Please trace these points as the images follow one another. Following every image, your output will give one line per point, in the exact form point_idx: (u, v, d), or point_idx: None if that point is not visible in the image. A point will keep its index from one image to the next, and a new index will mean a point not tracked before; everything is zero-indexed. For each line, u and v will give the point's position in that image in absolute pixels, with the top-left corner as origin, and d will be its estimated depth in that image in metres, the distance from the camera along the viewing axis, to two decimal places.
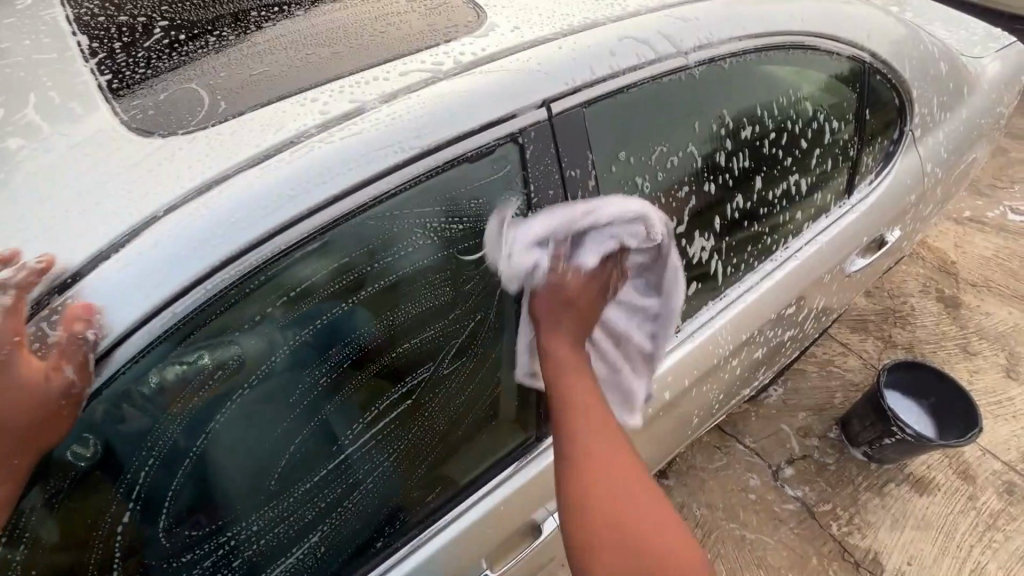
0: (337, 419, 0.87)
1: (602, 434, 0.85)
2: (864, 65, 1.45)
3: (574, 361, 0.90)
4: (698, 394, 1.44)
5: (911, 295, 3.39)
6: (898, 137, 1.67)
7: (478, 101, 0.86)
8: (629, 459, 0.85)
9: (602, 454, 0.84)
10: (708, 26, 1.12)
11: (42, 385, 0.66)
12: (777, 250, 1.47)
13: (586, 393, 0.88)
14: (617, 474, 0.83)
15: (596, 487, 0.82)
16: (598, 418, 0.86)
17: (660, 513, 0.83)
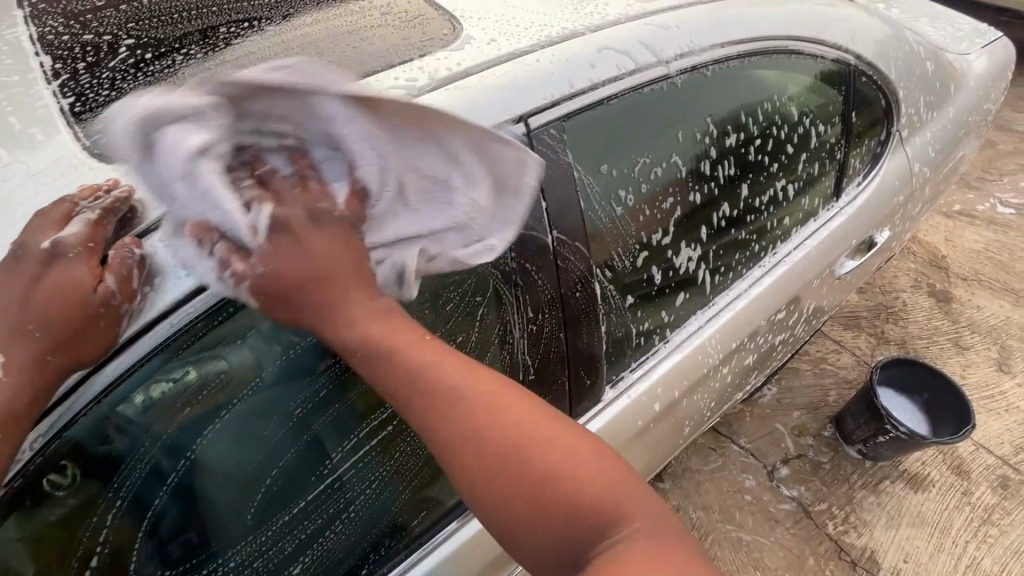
0: (318, 447, 0.85)
1: (459, 422, 0.70)
2: (850, 68, 1.44)
3: (396, 346, 0.72)
4: (689, 403, 1.43)
5: (902, 290, 3.39)
6: (885, 138, 1.66)
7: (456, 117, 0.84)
8: (508, 433, 0.70)
9: (469, 447, 0.70)
10: (689, 34, 1.10)
11: (88, 283, 0.63)
12: (765, 256, 1.45)
13: (430, 379, 0.72)
14: (497, 456, 0.69)
15: (482, 481, 0.70)
16: (458, 404, 0.71)
17: (570, 466, 0.70)
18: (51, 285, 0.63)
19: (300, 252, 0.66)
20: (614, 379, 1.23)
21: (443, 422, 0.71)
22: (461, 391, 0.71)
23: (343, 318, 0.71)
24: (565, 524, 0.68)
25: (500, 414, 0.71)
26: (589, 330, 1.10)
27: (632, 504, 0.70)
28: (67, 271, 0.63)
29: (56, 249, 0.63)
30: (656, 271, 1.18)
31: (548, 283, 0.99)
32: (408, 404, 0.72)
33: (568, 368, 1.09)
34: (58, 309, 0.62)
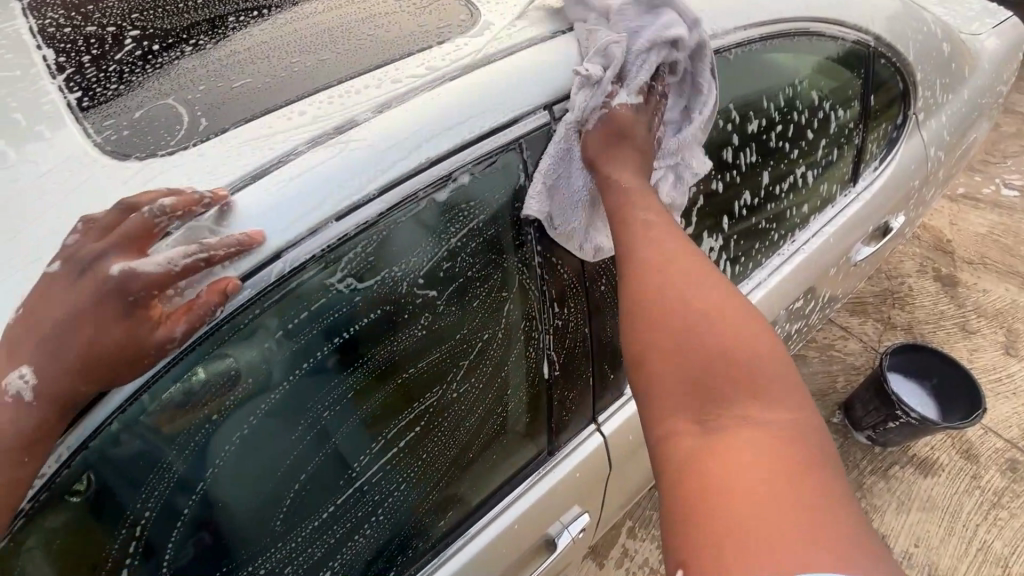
0: (346, 448, 0.81)
1: (662, 269, 0.79)
2: (868, 50, 1.41)
3: (634, 208, 0.85)
4: None
5: (909, 275, 3.38)
6: (902, 121, 1.63)
7: (479, 105, 0.81)
8: (706, 292, 0.75)
9: (655, 285, 0.77)
10: (711, 17, 1.07)
11: (147, 336, 0.62)
12: (783, 244, 1.43)
13: (651, 233, 0.83)
14: (678, 298, 0.75)
15: (645, 317, 0.76)
16: (664, 255, 0.80)
17: (757, 345, 0.71)
18: (93, 323, 0.61)
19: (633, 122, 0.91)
20: None
21: (643, 264, 0.80)
22: (674, 253, 0.80)
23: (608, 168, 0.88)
24: (711, 378, 0.69)
25: (720, 284, 0.77)
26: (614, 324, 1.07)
27: (789, 408, 0.67)
28: (118, 315, 0.61)
29: (110, 284, 0.61)
30: None
31: (574, 276, 0.96)
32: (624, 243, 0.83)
33: (594, 363, 1.06)
34: (107, 349, 0.61)
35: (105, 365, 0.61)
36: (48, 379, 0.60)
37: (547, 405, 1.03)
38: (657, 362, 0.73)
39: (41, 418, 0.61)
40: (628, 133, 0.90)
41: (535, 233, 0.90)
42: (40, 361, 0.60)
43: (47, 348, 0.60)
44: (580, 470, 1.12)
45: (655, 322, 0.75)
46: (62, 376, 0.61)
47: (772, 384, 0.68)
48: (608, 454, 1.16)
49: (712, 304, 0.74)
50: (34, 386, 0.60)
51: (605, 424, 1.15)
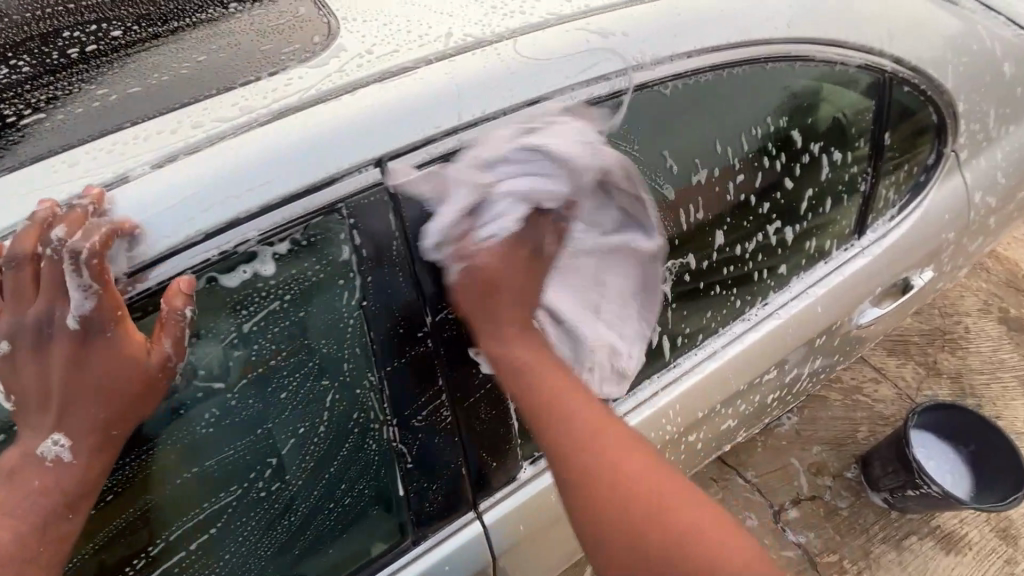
0: (106, 557, 0.70)
1: (600, 465, 0.73)
2: (882, 76, 1.11)
3: (549, 393, 0.77)
4: None
5: (969, 313, 2.85)
6: (934, 161, 1.31)
7: (278, 165, 0.67)
8: (663, 487, 0.71)
9: (618, 497, 0.70)
10: (638, 40, 0.83)
11: (142, 357, 0.62)
12: (750, 309, 1.19)
13: (584, 423, 0.76)
14: (644, 508, 0.69)
15: (606, 530, 0.70)
16: (608, 454, 0.73)
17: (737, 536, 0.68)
18: (93, 361, 0.60)
19: (522, 265, 0.77)
20: (533, 455, 1.02)
21: (594, 470, 0.72)
22: (618, 445, 0.74)
23: (509, 357, 0.78)
24: None
25: (666, 468, 0.73)
26: (491, 408, 0.89)
27: None
28: (112, 344, 0.60)
29: (90, 325, 0.59)
30: None
31: (425, 371, 0.80)
32: (557, 447, 0.74)
33: (462, 456, 0.90)
34: (115, 384, 0.61)
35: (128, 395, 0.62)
36: (83, 431, 0.61)
37: (398, 496, 0.88)
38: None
39: (91, 470, 0.63)
40: (512, 285, 0.77)
41: (366, 316, 0.74)
42: (72, 425, 0.61)
43: (68, 413, 0.61)
44: (450, 564, 0.94)
45: (618, 537, 0.69)
46: (93, 428, 0.62)
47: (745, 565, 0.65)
48: (489, 546, 0.99)
49: (674, 499, 0.70)
50: (71, 440, 0.61)
51: (486, 514, 0.98)
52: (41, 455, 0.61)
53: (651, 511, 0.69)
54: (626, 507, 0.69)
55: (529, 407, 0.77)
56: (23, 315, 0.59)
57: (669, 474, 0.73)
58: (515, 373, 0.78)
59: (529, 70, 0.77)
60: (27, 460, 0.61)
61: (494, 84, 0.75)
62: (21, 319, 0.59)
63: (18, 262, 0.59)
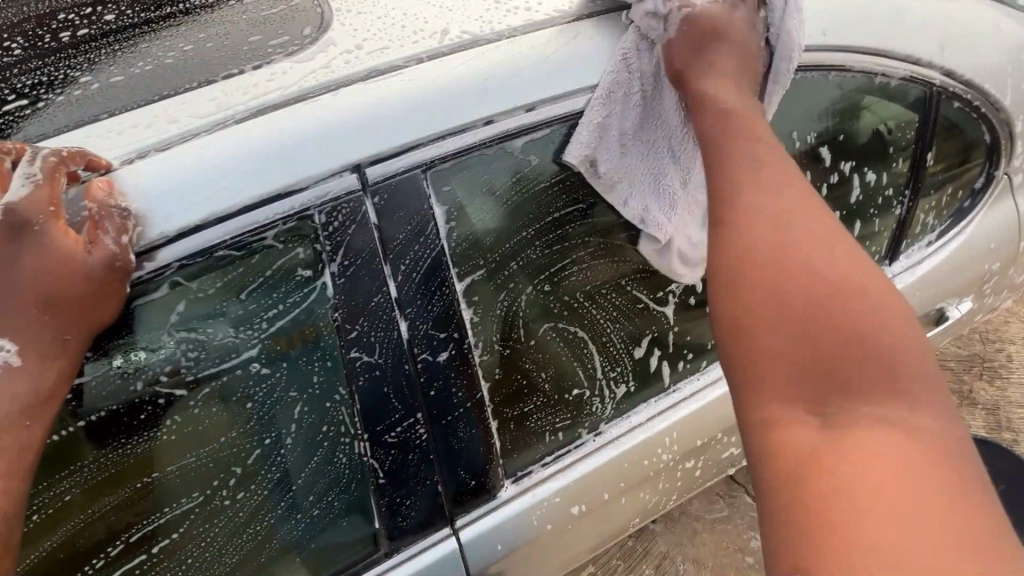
0: (64, 556, 0.69)
1: (783, 206, 0.62)
2: (930, 89, 1.00)
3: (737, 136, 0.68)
4: (636, 500, 1.15)
5: (1012, 341, 2.65)
6: (983, 185, 1.20)
7: (244, 170, 0.63)
8: (895, 335, 0.53)
9: (804, 256, 0.57)
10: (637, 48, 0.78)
11: (81, 255, 0.57)
12: None
13: (814, 223, 0.60)
14: (847, 327, 0.53)
15: (777, 253, 0.58)
16: (826, 256, 0.57)
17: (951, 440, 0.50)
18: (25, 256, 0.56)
19: (733, 57, 0.76)
20: (517, 473, 0.98)
21: (779, 222, 0.60)
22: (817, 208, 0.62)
23: (720, 102, 0.71)
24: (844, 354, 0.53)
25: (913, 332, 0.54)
26: (471, 426, 0.86)
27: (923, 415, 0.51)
28: (43, 236, 0.56)
29: (18, 218, 0.55)
30: (587, 364, 0.92)
31: (398, 387, 0.77)
32: (732, 186, 0.65)
33: (437, 473, 0.87)
34: (60, 284, 0.57)
35: (69, 292, 0.57)
36: (32, 335, 0.57)
37: (368, 511, 0.85)
38: (778, 381, 0.54)
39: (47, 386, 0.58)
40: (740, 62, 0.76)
41: (338, 328, 0.72)
42: (20, 340, 0.56)
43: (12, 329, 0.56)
44: None
45: (785, 263, 0.57)
46: (44, 341, 0.57)
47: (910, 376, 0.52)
48: (465, 565, 0.95)
49: (896, 352, 0.52)
50: (19, 344, 0.56)
51: (463, 531, 0.94)
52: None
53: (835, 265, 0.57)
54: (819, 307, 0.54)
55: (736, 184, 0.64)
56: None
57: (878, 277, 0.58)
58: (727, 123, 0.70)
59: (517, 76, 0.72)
60: None
61: (476, 91, 0.70)
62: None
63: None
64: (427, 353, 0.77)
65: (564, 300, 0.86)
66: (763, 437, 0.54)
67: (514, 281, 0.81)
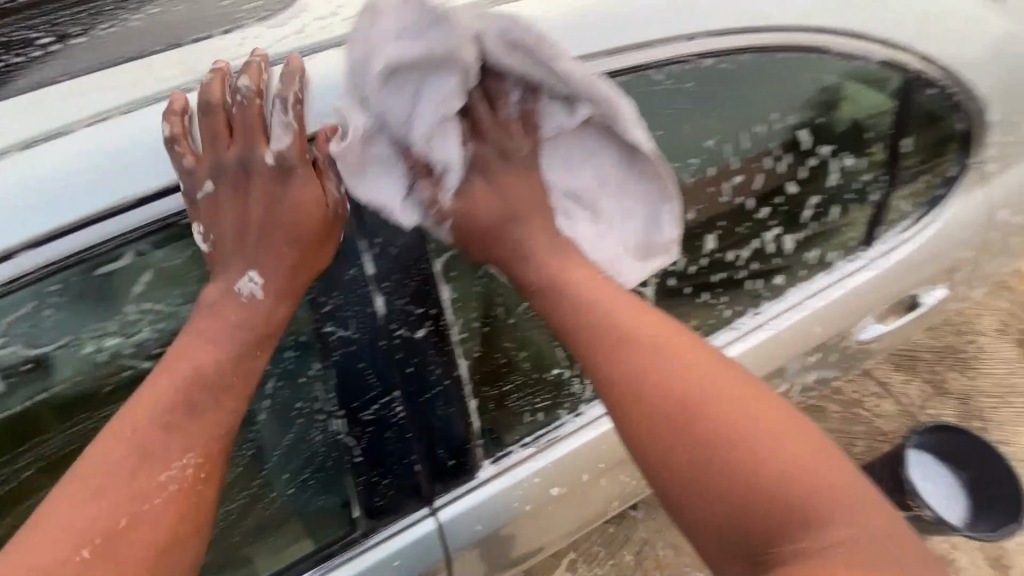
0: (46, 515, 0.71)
1: (648, 364, 0.68)
2: (906, 74, 1.01)
3: (592, 285, 0.75)
4: (614, 482, 1.16)
5: (981, 333, 2.71)
6: (957, 174, 1.22)
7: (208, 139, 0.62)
8: (793, 454, 0.61)
9: (685, 416, 0.64)
10: (616, 12, 0.74)
11: (319, 202, 0.65)
12: (742, 317, 1.12)
13: (683, 364, 0.67)
14: (757, 472, 0.60)
15: (660, 421, 0.65)
16: (702, 398, 0.64)
17: (865, 519, 0.58)
18: (287, 198, 0.65)
19: (491, 183, 0.74)
20: (496, 454, 0.98)
21: (652, 388, 0.66)
22: (667, 346, 0.69)
23: (565, 259, 0.77)
24: (752, 487, 0.59)
25: (794, 428, 0.63)
26: (449, 404, 0.85)
27: (831, 492, 0.59)
28: (303, 183, 0.65)
29: (286, 164, 0.64)
30: (568, 344, 0.91)
31: (374, 363, 0.76)
32: (605, 356, 0.70)
33: (414, 451, 0.86)
34: (294, 225, 0.65)
35: (297, 234, 0.65)
36: (275, 274, 0.67)
37: (345, 486, 0.85)
38: (720, 541, 0.61)
39: (270, 315, 0.68)
40: (507, 183, 0.75)
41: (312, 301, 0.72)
42: (271, 268, 0.67)
43: (260, 259, 0.67)
44: (402, 560, 0.90)
45: (671, 428, 0.64)
46: (280, 273, 0.67)
47: (806, 469, 0.60)
48: (444, 545, 0.94)
49: (786, 465, 0.60)
50: (267, 279, 0.67)
51: (442, 511, 0.93)
52: (238, 293, 0.67)
53: (699, 413, 0.64)
54: (733, 465, 0.61)
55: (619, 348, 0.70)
56: (222, 156, 0.64)
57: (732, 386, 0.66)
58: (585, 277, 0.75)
59: (404, 114, 0.69)
60: (223, 298, 0.67)
61: (375, 138, 0.68)
62: (221, 161, 0.64)
63: (211, 108, 0.62)
64: (404, 329, 0.75)
65: None
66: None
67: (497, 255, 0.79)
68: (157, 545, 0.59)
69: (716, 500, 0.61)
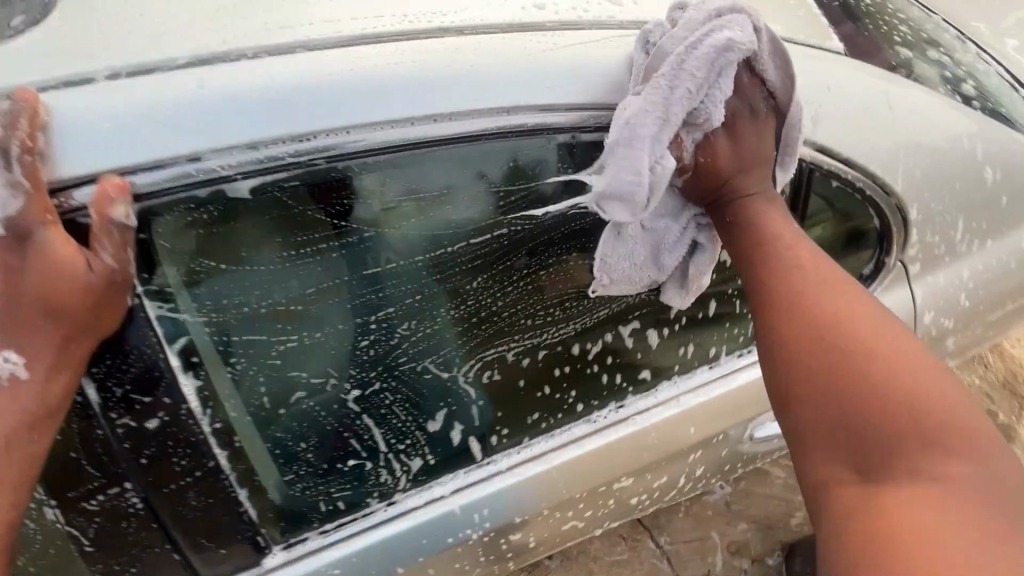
0: None
1: (810, 290, 0.69)
2: (799, 165, 0.88)
3: (773, 225, 0.74)
4: (445, 572, 1.04)
5: None
6: (869, 272, 1.09)
7: None
8: (952, 407, 0.61)
9: (842, 339, 0.65)
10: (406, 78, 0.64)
11: (77, 270, 0.56)
12: (602, 410, 1.00)
13: (836, 299, 0.68)
14: (909, 409, 0.60)
15: (812, 339, 0.66)
16: (850, 328, 0.65)
17: (994, 476, 0.59)
18: (32, 270, 0.56)
19: (736, 154, 0.73)
20: (289, 540, 0.87)
21: (816, 311, 0.67)
22: (835, 283, 0.70)
23: (751, 195, 0.75)
24: (898, 419, 0.60)
25: (951, 385, 0.63)
26: (205, 496, 0.74)
27: (978, 454, 0.59)
28: (58, 249, 0.56)
29: (21, 232, 0.55)
30: (367, 435, 0.82)
31: (91, 451, 0.66)
32: (768, 274, 0.72)
33: (168, 540, 0.76)
34: (59, 297, 0.57)
35: (69, 306, 0.57)
36: (37, 350, 0.58)
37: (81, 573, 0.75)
38: (826, 448, 0.63)
39: (39, 395, 0.58)
40: (749, 158, 0.74)
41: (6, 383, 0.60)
42: (26, 345, 0.58)
43: (24, 332, 0.58)
44: None
45: (823, 347, 0.65)
46: (49, 349, 0.58)
47: (962, 425, 0.60)
48: None
49: (944, 412, 0.60)
50: (26, 357, 0.58)
51: None
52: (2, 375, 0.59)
53: (867, 346, 0.64)
54: (888, 397, 0.61)
55: (776, 271, 0.71)
56: None
57: (903, 337, 0.66)
58: (761, 218, 0.75)
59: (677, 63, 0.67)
60: None
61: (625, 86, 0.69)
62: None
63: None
64: (129, 419, 0.65)
65: (330, 369, 0.74)
66: (823, 499, 0.63)
67: (258, 341, 0.69)
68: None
69: (851, 421, 0.62)
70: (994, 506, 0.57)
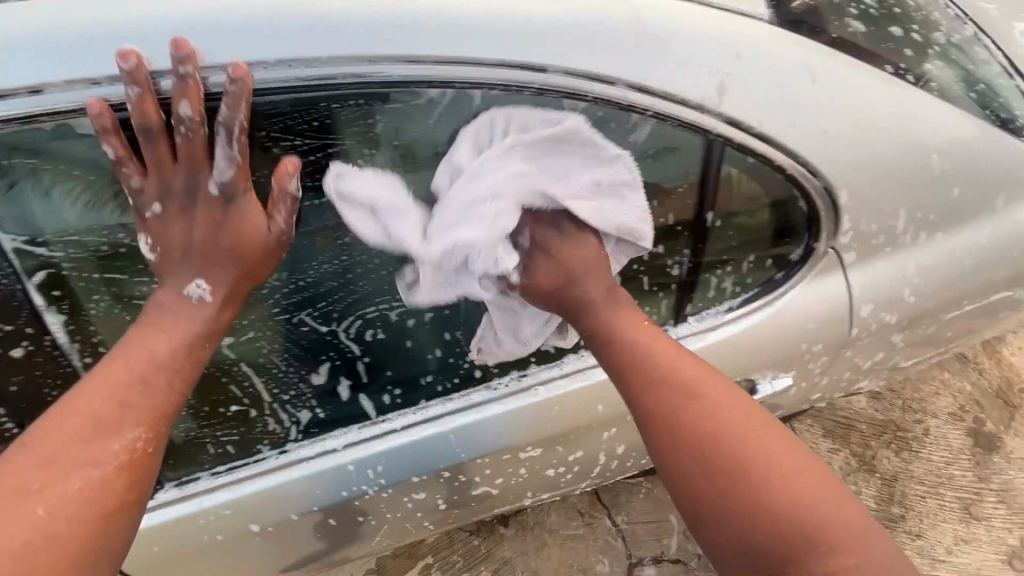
0: None
1: (656, 386, 0.80)
2: (705, 138, 0.84)
3: (616, 313, 0.86)
4: (351, 526, 1.06)
5: None
6: (799, 258, 1.05)
7: None
8: (783, 454, 0.75)
9: (687, 431, 0.77)
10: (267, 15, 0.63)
11: (260, 231, 0.70)
12: (503, 377, 1.00)
13: (675, 390, 0.80)
14: (758, 478, 0.73)
15: (667, 436, 0.78)
16: (691, 418, 0.77)
17: (835, 498, 0.73)
18: (227, 227, 0.69)
19: (554, 277, 0.86)
20: (185, 478, 0.90)
21: (664, 409, 0.79)
22: (670, 370, 0.82)
23: (592, 285, 0.86)
24: (753, 489, 0.72)
25: (772, 433, 0.77)
26: None
27: (816, 485, 0.73)
28: (251, 212, 0.70)
29: (228, 194, 0.68)
30: (247, 381, 0.85)
31: None
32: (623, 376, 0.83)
33: None
34: (246, 250, 0.71)
35: (253, 261, 0.71)
36: (222, 282, 0.72)
37: None
38: (721, 535, 0.73)
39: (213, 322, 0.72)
40: (559, 285, 0.86)
41: None
42: (219, 279, 0.72)
43: (214, 266, 0.71)
44: None
45: (677, 443, 0.77)
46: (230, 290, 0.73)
47: (796, 466, 0.74)
48: None
49: (780, 464, 0.74)
50: (214, 285, 0.71)
51: None
52: (188, 297, 0.71)
53: (706, 424, 0.76)
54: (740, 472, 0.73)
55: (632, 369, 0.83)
56: (170, 181, 0.67)
57: (728, 405, 0.78)
58: (607, 311, 0.86)
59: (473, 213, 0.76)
60: (179, 304, 0.70)
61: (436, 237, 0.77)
62: (168, 182, 0.67)
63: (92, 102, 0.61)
64: None
65: None
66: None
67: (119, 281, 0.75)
68: (106, 506, 0.62)
69: (721, 504, 0.73)
70: (845, 527, 0.71)
